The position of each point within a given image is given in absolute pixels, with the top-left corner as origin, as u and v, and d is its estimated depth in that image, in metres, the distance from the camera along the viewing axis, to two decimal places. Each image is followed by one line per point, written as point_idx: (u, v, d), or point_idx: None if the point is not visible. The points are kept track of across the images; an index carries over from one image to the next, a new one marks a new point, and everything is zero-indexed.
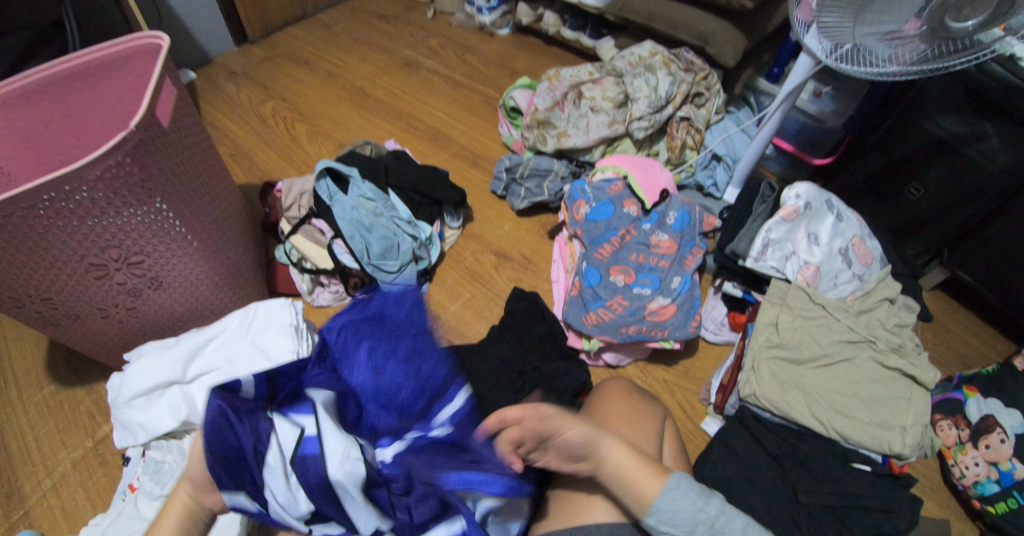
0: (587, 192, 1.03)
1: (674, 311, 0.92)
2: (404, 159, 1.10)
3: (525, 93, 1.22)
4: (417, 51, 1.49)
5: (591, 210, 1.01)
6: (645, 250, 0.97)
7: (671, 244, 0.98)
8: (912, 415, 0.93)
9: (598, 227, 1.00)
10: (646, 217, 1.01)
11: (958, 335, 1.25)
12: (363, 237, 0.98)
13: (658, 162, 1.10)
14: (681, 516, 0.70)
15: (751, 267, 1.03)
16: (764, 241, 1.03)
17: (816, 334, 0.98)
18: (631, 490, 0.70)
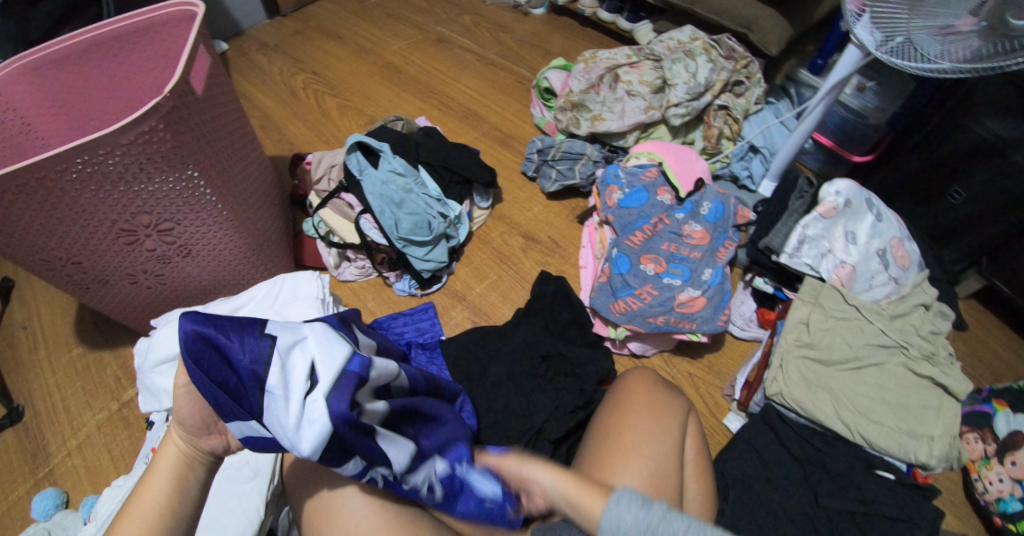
0: (621, 177, 1.01)
1: (703, 304, 0.90)
2: (434, 137, 1.08)
3: (560, 74, 1.20)
4: (451, 28, 1.46)
5: (624, 197, 0.99)
6: (678, 240, 0.95)
7: (704, 235, 0.95)
8: (942, 425, 0.90)
9: (630, 214, 0.98)
10: (679, 206, 0.99)
11: (992, 347, 1.21)
12: (390, 214, 0.97)
13: (694, 151, 1.08)
14: (629, 535, 0.55)
15: (785, 263, 1.00)
16: (800, 237, 1.00)
17: (848, 336, 0.96)
18: (580, 515, 0.60)
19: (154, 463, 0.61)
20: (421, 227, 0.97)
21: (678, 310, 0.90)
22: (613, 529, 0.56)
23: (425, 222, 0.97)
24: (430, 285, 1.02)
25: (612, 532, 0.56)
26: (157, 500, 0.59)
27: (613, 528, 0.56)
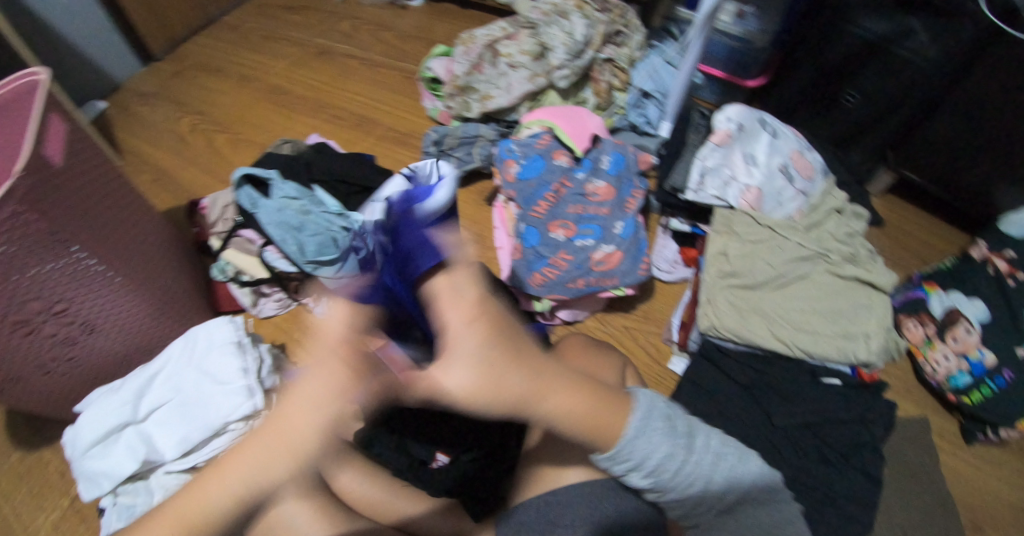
0: (515, 151, 1.00)
1: (619, 257, 0.94)
2: (328, 154, 1.09)
3: (442, 62, 1.20)
4: (330, 38, 1.44)
5: (522, 168, 0.99)
6: (583, 200, 0.98)
7: (607, 190, 0.98)
8: (875, 320, 0.95)
9: (531, 186, 0.98)
10: (579, 165, 1.01)
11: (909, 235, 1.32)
12: (294, 240, 0.97)
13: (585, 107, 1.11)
14: (632, 451, 0.60)
15: (692, 199, 1.02)
16: (701, 172, 1.03)
17: (767, 256, 0.99)
18: (572, 426, 0.56)
19: (323, 334, 0.48)
20: (327, 246, 0.98)
21: (594, 267, 0.94)
22: (622, 467, 0.63)
23: (331, 240, 0.98)
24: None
25: (619, 469, 0.63)
26: (315, 426, 0.47)
27: (632, 446, 0.60)
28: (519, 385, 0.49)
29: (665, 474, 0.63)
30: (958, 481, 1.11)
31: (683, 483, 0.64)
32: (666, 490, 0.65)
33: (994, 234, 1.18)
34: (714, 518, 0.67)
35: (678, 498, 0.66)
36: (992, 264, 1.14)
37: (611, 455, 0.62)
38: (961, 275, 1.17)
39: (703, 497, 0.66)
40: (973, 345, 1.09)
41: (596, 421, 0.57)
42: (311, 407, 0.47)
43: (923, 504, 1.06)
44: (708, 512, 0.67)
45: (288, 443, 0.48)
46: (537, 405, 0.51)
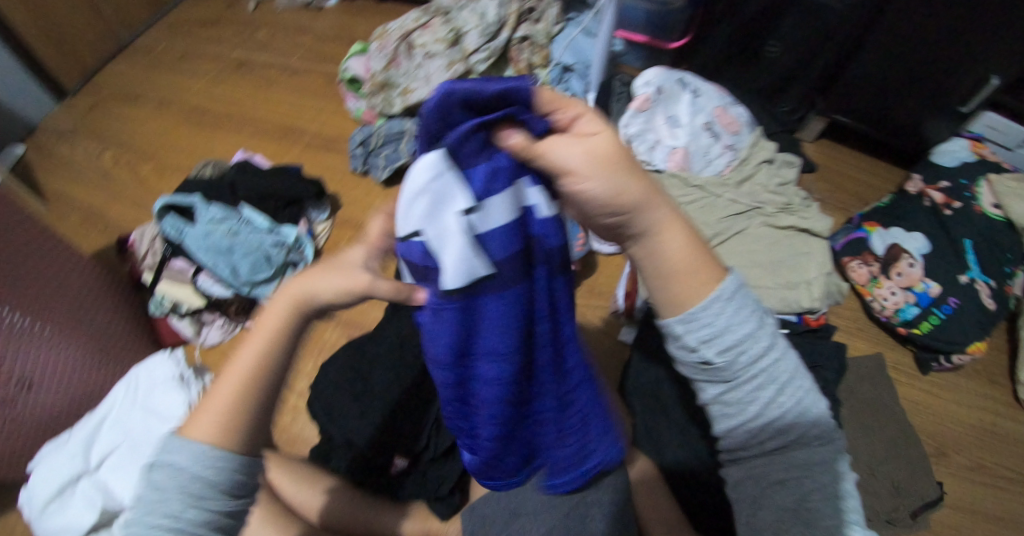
0: None
1: None
2: (251, 169, 1.07)
3: (359, 60, 1.17)
4: (247, 49, 1.41)
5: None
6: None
7: None
8: (817, 266, 0.94)
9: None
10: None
11: (851, 176, 1.36)
12: (226, 263, 0.97)
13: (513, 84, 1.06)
14: (716, 335, 0.49)
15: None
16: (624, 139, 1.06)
17: (704, 215, 0.99)
18: (665, 284, 0.50)
19: (277, 300, 0.53)
20: (261, 265, 0.98)
21: None
22: (688, 354, 0.51)
23: (263, 259, 0.98)
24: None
25: (684, 356, 0.52)
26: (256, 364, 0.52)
27: (716, 323, 0.49)
28: (653, 196, 0.47)
29: (738, 376, 0.50)
30: (918, 412, 1.13)
31: (757, 398, 0.51)
32: (731, 398, 0.51)
33: (926, 167, 1.25)
34: (758, 446, 0.52)
35: (739, 414, 0.52)
36: (927, 197, 1.20)
37: (687, 326, 0.50)
38: (900, 211, 1.20)
39: (759, 427, 0.52)
40: (916, 278, 1.12)
41: (694, 294, 0.50)
42: (266, 359, 0.53)
43: (888, 439, 1.08)
44: (749, 437, 0.52)
45: (240, 381, 0.52)
46: (674, 253, 0.49)
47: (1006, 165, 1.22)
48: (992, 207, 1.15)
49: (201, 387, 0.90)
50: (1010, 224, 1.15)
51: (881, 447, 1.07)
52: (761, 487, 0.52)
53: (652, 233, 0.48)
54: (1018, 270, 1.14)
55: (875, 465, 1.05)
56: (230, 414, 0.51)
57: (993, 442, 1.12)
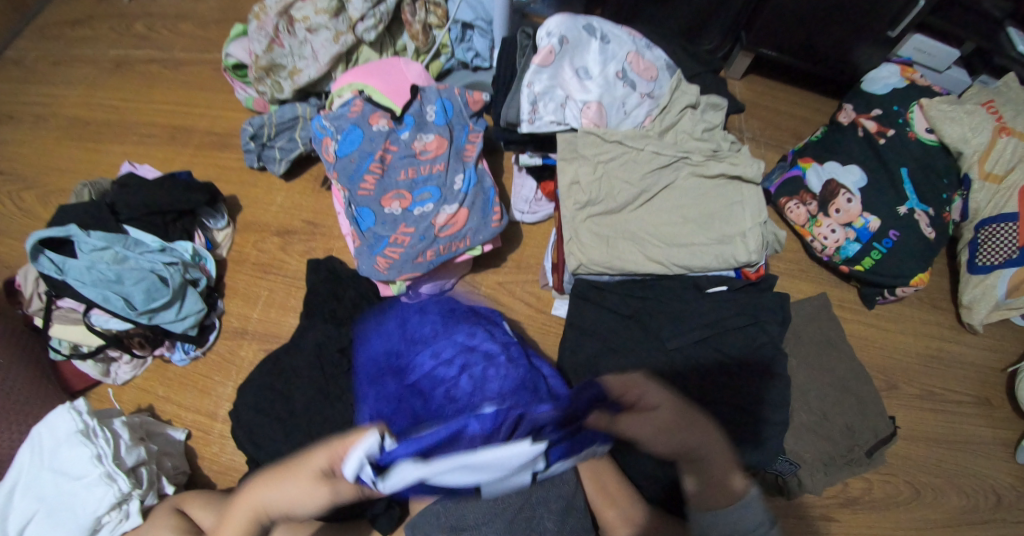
0: (328, 127, 1.00)
1: (465, 215, 0.97)
2: (133, 186, 1.02)
3: (241, 45, 1.18)
4: (126, 45, 1.29)
5: (339, 143, 0.99)
6: (412, 161, 0.99)
7: (439, 143, 1.00)
8: (748, 214, 0.91)
9: (352, 161, 0.98)
10: (400, 124, 1.01)
11: (782, 111, 1.32)
12: (118, 293, 0.92)
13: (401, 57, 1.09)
14: None
15: (529, 131, 0.96)
16: (531, 99, 0.95)
17: (627, 175, 0.94)
18: (708, 511, 0.64)
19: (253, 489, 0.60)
20: (156, 289, 0.93)
21: (442, 233, 0.96)
22: None
23: (158, 281, 0.94)
24: (207, 336, 1.01)
25: None
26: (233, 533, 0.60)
27: None
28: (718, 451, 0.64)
29: None
30: (867, 348, 1.12)
31: None
32: None
33: (858, 95, 1.22)
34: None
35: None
36: (861, 126, 1.17)
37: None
38: (833, 143, 1.18)
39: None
40: (856, 214, 1.09)
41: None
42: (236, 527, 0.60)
43: (838, 380, 1.06)
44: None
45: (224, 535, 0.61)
46: (725, 497, 0.64)
47: (937, 88, 1.20)
48: (926, 132, 1.14)
49: (110, 436, 0.83)
50: (944, 148, 1.13)
51: (834, 391, 1.05)
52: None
53: (722, 491, 0.64)
54: (954, 195, 1.14)
55: (830, 409, 1.03)
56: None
57: (939, 368, 1.13)
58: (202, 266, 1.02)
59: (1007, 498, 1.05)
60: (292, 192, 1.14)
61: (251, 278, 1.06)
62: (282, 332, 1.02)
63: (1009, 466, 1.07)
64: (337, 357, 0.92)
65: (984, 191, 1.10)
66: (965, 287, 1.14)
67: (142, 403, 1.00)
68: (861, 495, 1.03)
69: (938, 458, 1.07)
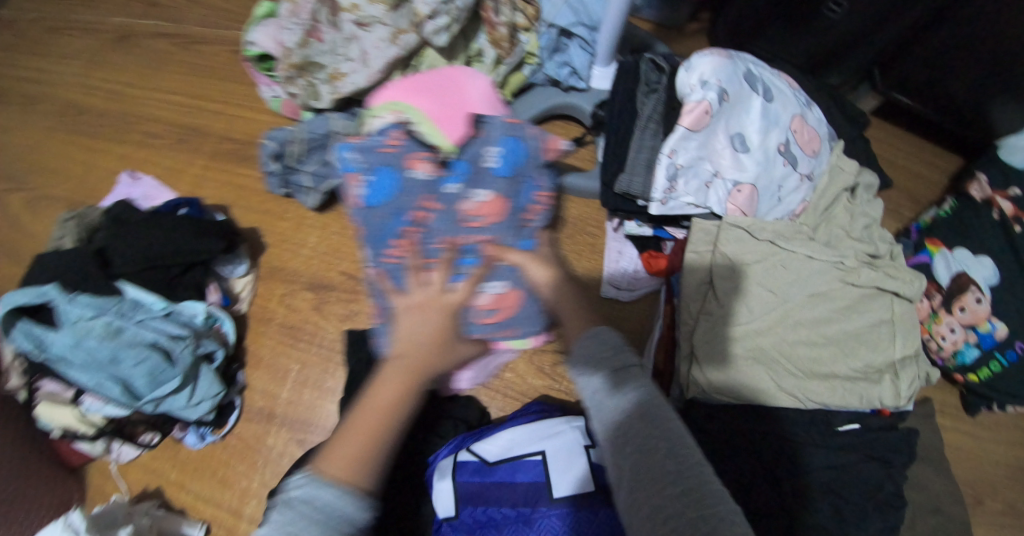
0: (352, 162, 0.76)
1: (519, 308, 0.75)
2: (128, 227, 0.80)
3: (266, 32, 0.90)
4: (132, 12, 1.04)
5: (365, 189, 0.75)
6: (456, 229, 0.74)
7: (495, 205, 0.75)
8: (900, 343, 0.78)
9: (379, 216, 0.75)
10: (447, 171, 0.76)
11: (900, 167, 1.15)
12: (113, 378, 0.74)
13: (465, 67, 0.86)
14: None
15: (659, 212, 0.78)
16: (670, 173, 0.76)
17: (771, 280, 0.77)
18: None
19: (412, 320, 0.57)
20: (161, 371, 0.76)
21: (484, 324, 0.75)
22: None
23: (162, 361, 0.76)
24: (225, 417, 0.84)
25: None
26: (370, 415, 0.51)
27: None
28: None
29: None
30: (957, 459, 1.04)
31: None
32: None
33: (992, 164, 1.05)
34: (665, 489, 0.44)
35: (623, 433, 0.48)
36: (995, 206, 1.01)
37: None
38: (964, 225, 1.02)
39: (651, 443, 0.47)
40: (984, 316, 0.96)
41: None
42: (389, 382, 0.52)
43: (932, 502, 0.97)
44: (642, 480, 0.46)
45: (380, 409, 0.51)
46: None
47: None
48: None
49: None
50: None
51: (923, 515, 0.96)
52: (634, 466, 0.46)
53: None
54: None
55: None
56: (376, 454, 0.48)
57: None
58: (218, 329, 0.84)
59: None
60: (328, 232, 0.94)
61: (278, 344, 0.88)
62: (318, 420, 0.84)
63: None
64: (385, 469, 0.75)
65: None
66: None
67: (151, 486, 0.84)
68: None
69: None
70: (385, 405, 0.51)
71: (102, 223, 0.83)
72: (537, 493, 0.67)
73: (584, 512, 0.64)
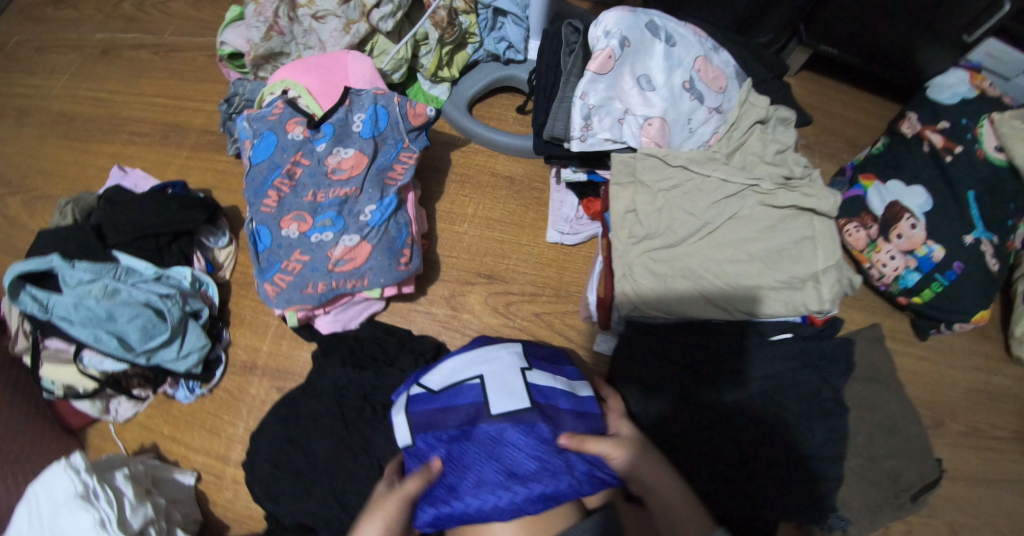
0: (246, 128, 0.87)
1: (367, 250, 0.81)
2: (122, 205, 0.91)
3: (237, 32, 1.01)
4: (115, 29, 1.17)
5: (252, 150, 0.86)
6: (322, 182, 0.83)
7: (356, 160, 0.84)
8: (821, 255, 0.83)
9: (261, 171, 0.84)
10: (318, 133, 0.85)
11: (833, 114, 1.22)
12: (111, 332, 0.83)
13: (351, 52, 0.93)
14: None
15: (580, 150, 0.86)
16: (584, 113, 0.85)
17: (689, 204, 0.85)
18: None
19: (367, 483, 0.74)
20: (154, 325, 0.84)
21: (337, 269, 0.81)
22: None
23: (154, 316, 0.85)
24: (212, 373, 0.92)
25: None
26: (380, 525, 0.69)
27: None
28: None
29: None
30: (915, 382, 1.07)
31: None
32: None
33: (921, 103, 1.11)
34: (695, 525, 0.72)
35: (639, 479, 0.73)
36: (926, 140, 1.07)
37: None
38: (896, 160, 1.09)
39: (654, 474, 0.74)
40: (918, 243, 1.01)
41: None
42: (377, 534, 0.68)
43: (887, 419, 1.00)
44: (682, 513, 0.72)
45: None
46: None
47: (1006, 98, 1.10)
48: (995, 150, 1.05)
49: (114, 496, 0.75)
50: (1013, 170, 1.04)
51: (881, 433, 0.99)
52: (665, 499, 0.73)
53: None
54: (1020, 221, 1.06)
55: (874, 452, 0.98)
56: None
57: (986, 402, 1.08)
58: (203, 293, 0.93)
59: None
60: None
61: (256, 304, 0.98)
62: (296, 368, 0.93)
63: None
64: (359, 404, 0.83)
65: None
66: (1019, 318, 1.07)
67: (146, 442, 0.92)
68: None
69: (981, 497, 1.03)
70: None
71: (96, 205, 0.94)
72: (475, 412, 0.72)
73: (517, 422, 0.71)
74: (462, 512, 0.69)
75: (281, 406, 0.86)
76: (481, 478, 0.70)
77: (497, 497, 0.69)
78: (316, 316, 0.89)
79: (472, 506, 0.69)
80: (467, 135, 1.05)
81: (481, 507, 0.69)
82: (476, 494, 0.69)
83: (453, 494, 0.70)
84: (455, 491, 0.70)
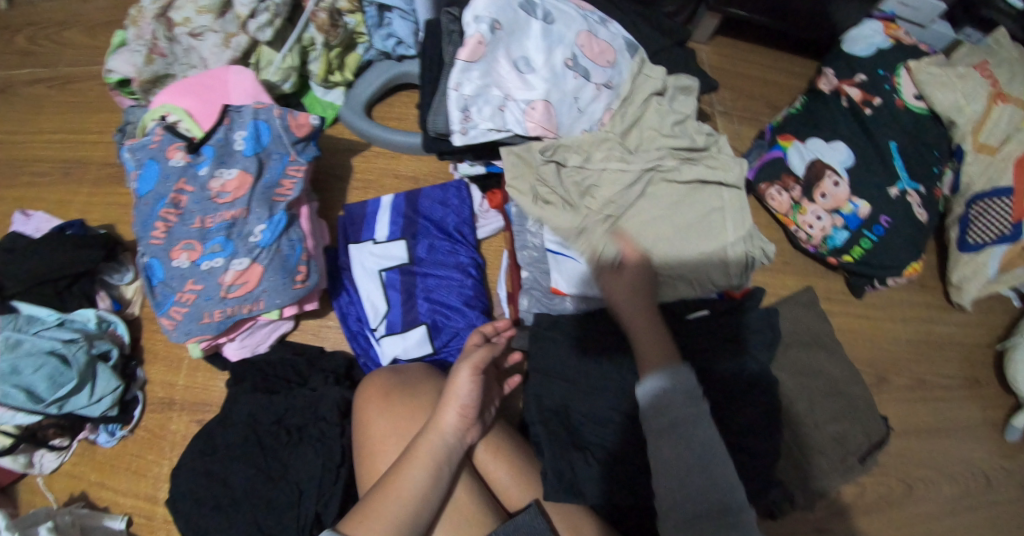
0: (129, 160, 0.86)
1: (260, 271, 0.82)
2: (15, 253, 0.88)
3: (123, 58, 0.96)
4: (9, 66, 1.13)
5: (136, 183, 0.85)
6: (208, 207, 0.83)
7: (241, 180, 0.84)
8: (730, 227, 0.83)
9: (146, 203, 0.83)
10: (199, 157, 0.84)
11: (751, 78, 1.19)
12: (17, 386, 0.80)
13: (232, 65, 0.93)
14: None
15: (464, 142, 0.85)
16: (462, 105, 0.84)
17: (595, 187, 0.85)
18: None
19: (417, 448, 0.67)
20: (60, 374, 0.82)
21: (232, 292, 0.82)
22: None
23: (60, 365, 0.82)
24: (131, 412, 0.91)
25: None
26: (414, 492, 0.65)
27: None
28: None
29: None
30: (854, 340, 1.06)
31: None
32: None
33: (836, 58, 1.08)
34: (694, 497, 0.55)
35: (657, 410, 0.60)
36: (844, 95, 1.05)
37: None
38: (813, 117, 1.06)
39: (681, 438, 0.58)
40: (841, 200, 0.99)
41: None
42: (413, 502, 0.64)
43: (827, 381, 0.98)
44: (685, 495, 0.56)
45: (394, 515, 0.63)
46: None
47: (924, 46, 1.07)
48: (914, 99, 1.03)
49: None
50: (935, 117, 1.03)
51: (822, 397, 0.97)
52: (663, 438, 0.59)
53: None
54: (945, 168, 1.03)
55: (817, 418, 0.96)
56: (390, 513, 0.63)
57: (927, 352, 1.06)
58: (112, 332, 0.92)
59: (999, 480, 1.00)
60: None
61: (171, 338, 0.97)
62: (214, 399, 0.93)
63: (999, 445, 1.02)
64: (273, 429, 0.82)
65: (977, 163, 1.00)
66: (955, 266, 1.04)
67: (75, 491, 0.90)
68: (854, 501, 0.97)
69: (929, 449, 1.01)
70: (400, 499, 0.64)
71: None
72: (394, 278, 0.92)
73: (408, 252, 0.94)
74: (468, 322, 0.90)
75: (199, 438, 0.84)
76: (443, 297, 0.91)
77: (456, 282, 0.92)
78: (221, 344, 0.88)
79: (461, 311, 0.90)
80: (366, 140, 1.03)
81: (462, 306, 0.91)
82: (460, 308, 0.91)
83: (459, 325, 0.90)
84: (450, 322, 0.90)
